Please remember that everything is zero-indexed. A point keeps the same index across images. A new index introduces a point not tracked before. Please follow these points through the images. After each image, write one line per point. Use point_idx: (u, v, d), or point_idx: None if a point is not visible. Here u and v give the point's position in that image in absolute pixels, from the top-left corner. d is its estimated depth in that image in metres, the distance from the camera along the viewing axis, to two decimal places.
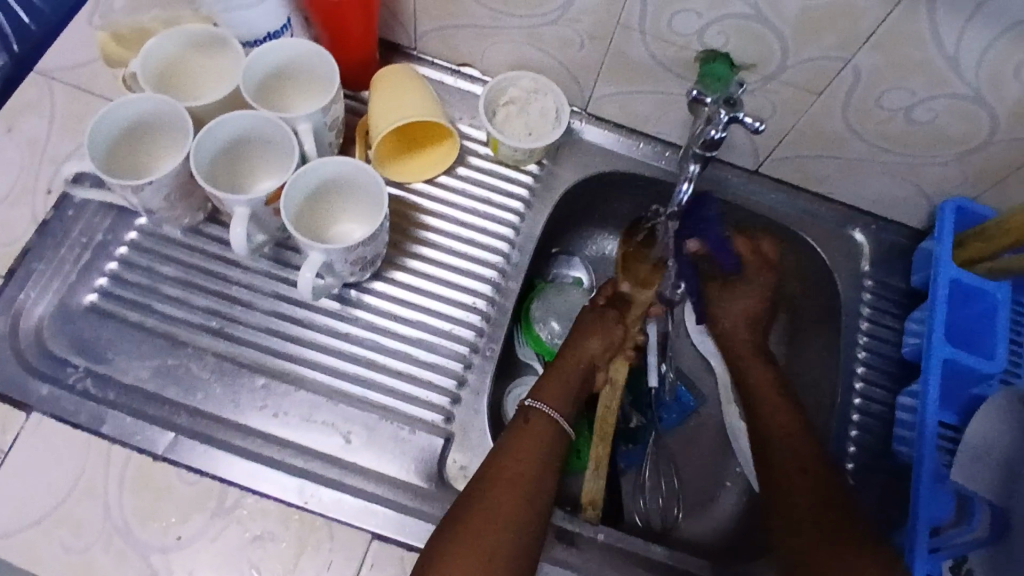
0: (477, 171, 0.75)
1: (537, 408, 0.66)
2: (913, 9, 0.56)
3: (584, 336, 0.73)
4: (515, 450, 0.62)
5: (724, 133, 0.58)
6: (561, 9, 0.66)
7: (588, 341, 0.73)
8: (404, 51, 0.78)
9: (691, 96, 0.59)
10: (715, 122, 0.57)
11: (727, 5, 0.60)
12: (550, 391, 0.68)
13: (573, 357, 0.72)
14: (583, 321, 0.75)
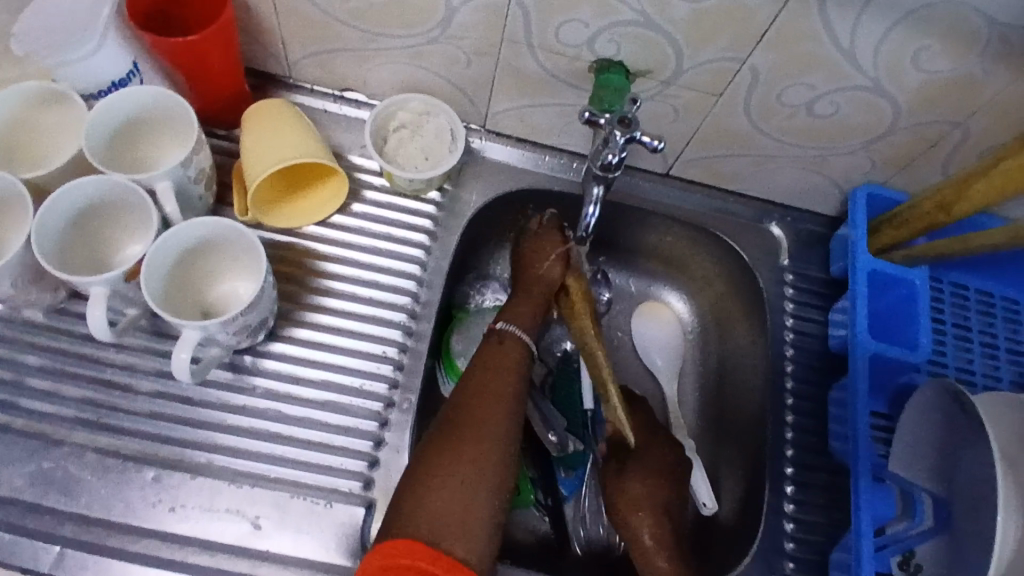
0: (375, 205, 0.69)
1: (511, 331, 0.66)
2: (803, 5, 0.54)
3: (533, 259, 0.72)
4: (495, 363, 0.63)
5: (622, 154, 0.55)
6: (442, 26, 0.61)
7: (542, 263, 0.71)
8: (280, 81, 0.71)
9: (584, 118, 0.54)
10: (612, 146, 0.54)
11: (615, 13, 0.57)
12: (517, 313, 0.68)
13: (531, 278, 0.71)
14: (527, 249, 0.73)
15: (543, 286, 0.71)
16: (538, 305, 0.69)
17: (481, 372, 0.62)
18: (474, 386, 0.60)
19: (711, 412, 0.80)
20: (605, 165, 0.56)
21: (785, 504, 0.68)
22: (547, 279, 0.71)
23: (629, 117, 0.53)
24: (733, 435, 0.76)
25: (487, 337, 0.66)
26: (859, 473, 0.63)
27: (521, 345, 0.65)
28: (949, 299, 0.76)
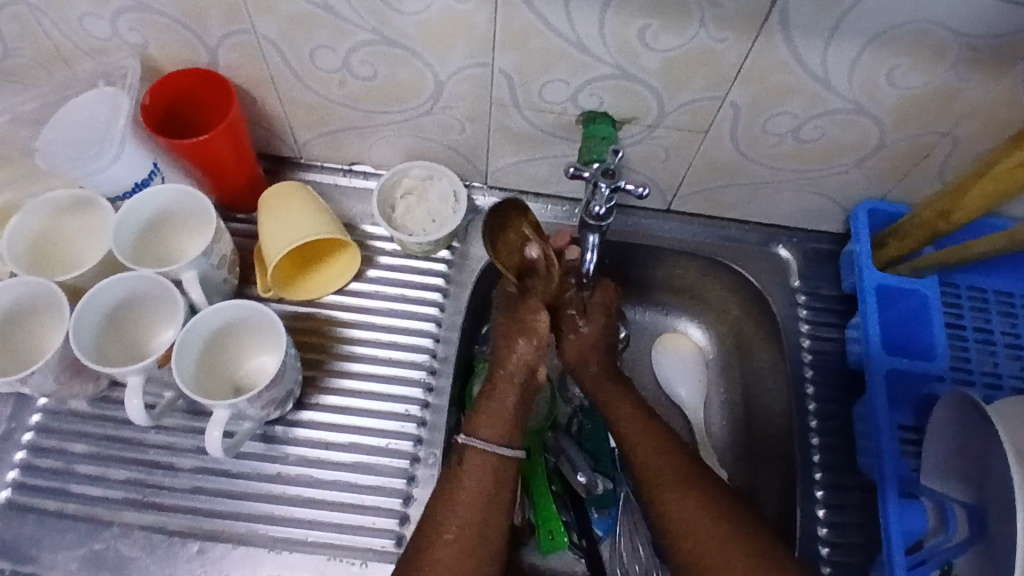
0: (388, 270, 0.73)
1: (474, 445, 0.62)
2: (770, 43, 0.56)
3: (510, 336, 0.68)
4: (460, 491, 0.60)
5: (609, 203, 0.57)
6: (433, 97, 0.65)
7: (515, 343, 0.68)
8: (291, 162, 0.76)
9: (569, 174, 0.56)
10: (599, 197, 0.57)
11: (593, 69, 0.60)
12: (485, 423, 0.64)
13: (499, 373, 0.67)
14: (509, 317, 0.69)
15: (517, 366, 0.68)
16: (507, 412, 0.65)
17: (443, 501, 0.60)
18: (436, 519, 0.59)
19: (738, 436, 0.80)
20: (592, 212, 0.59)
21: (819, 528, 0.68)
22: (519, 364, 0.67)
23: (612, 169, 0.55)
24: (762, 460, 0.76)
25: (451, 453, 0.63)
26: (886, 491, 0.63)
27: (496, 465, 0.62)
28: (968, 303, 0.75)
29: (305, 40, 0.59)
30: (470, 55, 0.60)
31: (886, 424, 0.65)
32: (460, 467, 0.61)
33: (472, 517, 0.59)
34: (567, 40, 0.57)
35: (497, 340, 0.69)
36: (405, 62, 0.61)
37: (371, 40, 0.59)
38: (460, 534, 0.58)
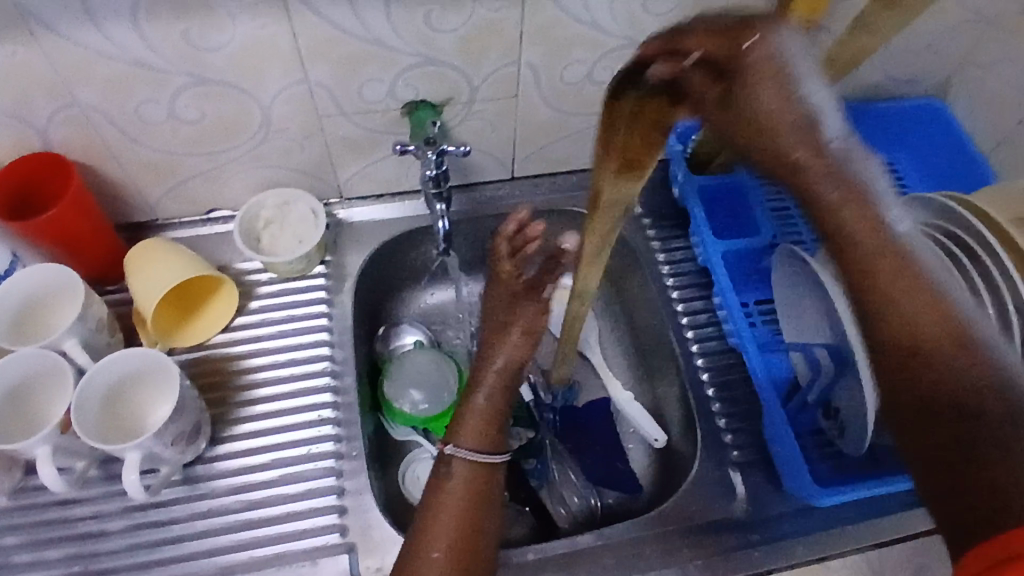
0: (272, 296, 0.77)
1: (460, 457, 0.63)
2: (538, 3, 0.64)
3: (500, 330, 0.68)
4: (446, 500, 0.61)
5: (439, 167, 0.69)
6: (263, 124, 0.69)
7: (506, 339, 0.67)
8: (150, 225, 0.78)
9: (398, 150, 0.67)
10: (428, 162, 0.69)
11: (398, 62, 0.66)
12: (470, 432, 0.64)
13: (481, 384, 0.66)
14: (497, 310, 0.69)
15: (505, 373, 0.67)
16: (491, 422, 0.65)
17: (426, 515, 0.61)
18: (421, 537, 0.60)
19: (637, 357, 0.88)
20: (433, 180, 0.70)
21: (712, 405, 0.75)
22: (507, 364, 0.67)
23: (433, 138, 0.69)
24: (657, 370, 0.84)
25: (437, 466, 0.64)
26: (749, 355, 0.72)
27: (484, 475, 0.63)
28: None
29: (124, 98, 0.63)
30: (285, 77, 0.65)
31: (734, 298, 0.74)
32: (448, 479, 0.62)
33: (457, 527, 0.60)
34: (366, 41, 0.63)
35: (484, 337, 0.69)
36: (225, 96, 0.65)
37: (189, 83, 0.63)
38: (450, 550, 0.59)
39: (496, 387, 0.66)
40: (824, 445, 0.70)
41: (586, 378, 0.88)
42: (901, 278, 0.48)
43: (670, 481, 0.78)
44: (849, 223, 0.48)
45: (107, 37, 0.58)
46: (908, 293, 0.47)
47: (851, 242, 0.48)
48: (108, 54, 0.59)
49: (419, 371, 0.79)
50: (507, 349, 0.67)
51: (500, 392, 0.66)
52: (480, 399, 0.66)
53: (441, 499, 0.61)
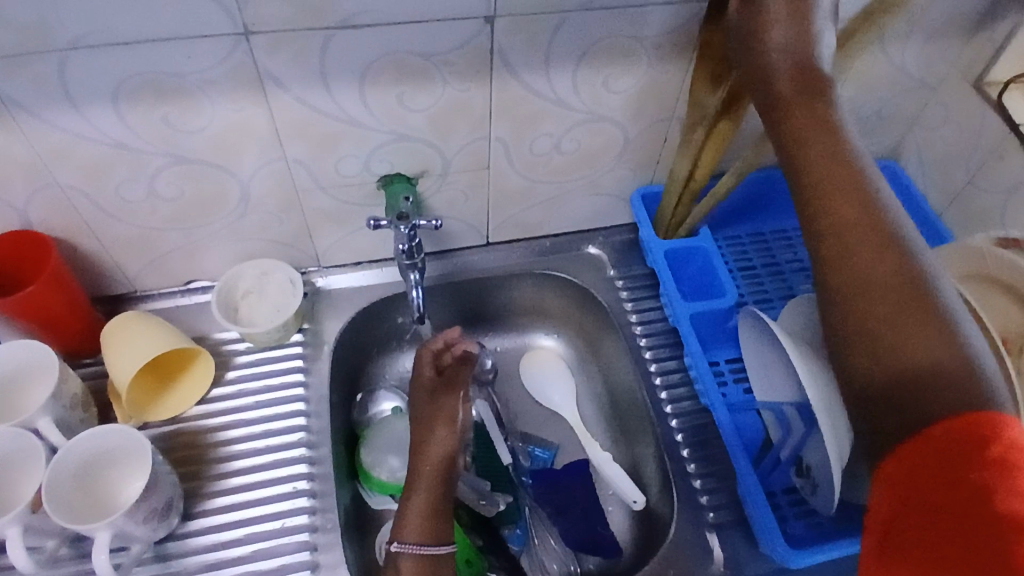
0: (249, 365, 0.77)
1: (407, 552, 0.64)
2: (504, 83, 0.67)
3: (429, 427, 0.74)
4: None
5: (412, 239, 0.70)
6: (241, 199, 0.71)
7: (435, 434, 0.73)
8: (129, 297, 0.79)
9: (370, 226, 0.69)
10: (401, 237, 0.70)
11: (372, 139, 0.69)
12: (413, 526, 0.66)
13: (419, 480, 0.69)
14: (424, 414, 0.75)
15: (439, 463, 0.71)
16: (432, 513, 0.67)
17: None
18: None
19: (614, 416, 0.88)
20: (409, 253, 0.72)
21: (688, 466, 0.75)
22: (440, 455, 0.71)
23: (406, 213, 0.70)
24: (635, 431, 0.85)
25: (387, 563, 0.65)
26: (720, 417, 0.73)
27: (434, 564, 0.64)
28: (754, 246, 0.90)
29: (103, 179, 0.65)
30: (262, 155, 0.67)
31: (703, 359, 0.75)
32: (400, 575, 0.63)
33: None
34: (340, 121, 0.66)
35: (415, 434, 0.74)
36: (204, 174, 0.67)
37: (168, 163, 0.65)
38: None
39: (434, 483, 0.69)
40: (799, 504, 0.71)
41: (564, 439, 0.89)
42: (877, 278, 0.48)
43: (650, 542, 0.78)
44: (852, 216, 0.51)
45: (89, 123, 0.60)
46: (914, 327, 0.46)
47: (840, 233, 0.50)
48: (89, 136, 0.61)
49: (398, 438, 0.79)
50: (436, 441, 0.72)
51: (437, 482, 0.69)
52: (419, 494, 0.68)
53: None
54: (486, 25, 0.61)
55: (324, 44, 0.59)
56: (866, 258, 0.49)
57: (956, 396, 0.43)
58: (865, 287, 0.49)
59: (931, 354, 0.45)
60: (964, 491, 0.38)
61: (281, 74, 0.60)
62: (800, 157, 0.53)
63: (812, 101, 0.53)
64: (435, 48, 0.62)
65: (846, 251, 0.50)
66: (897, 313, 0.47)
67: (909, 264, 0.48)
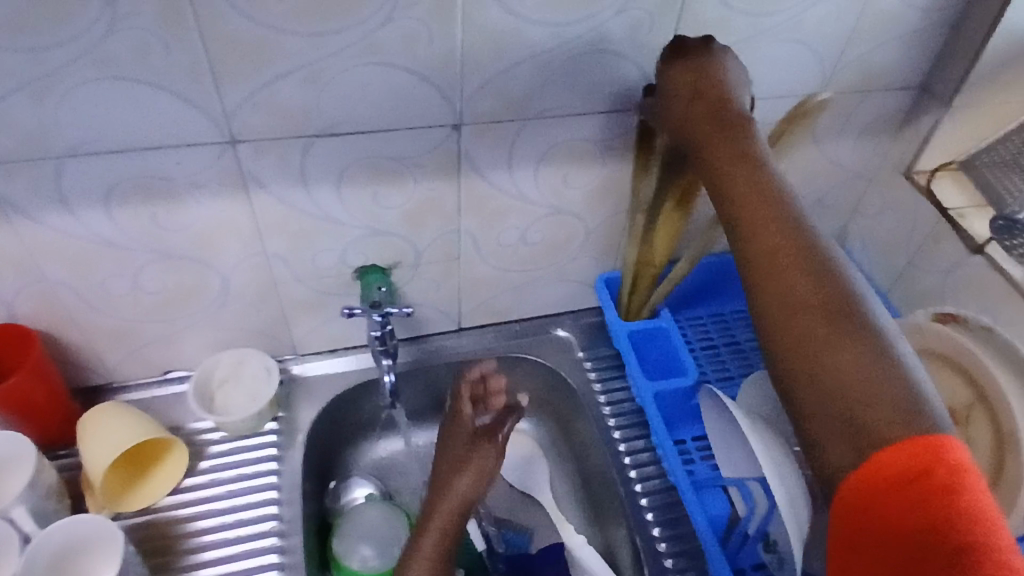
0: (221, 455, 0.79)
1: None
2: (470, 182, 0.73)
3: (456, 472, 0.76)
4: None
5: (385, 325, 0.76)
6: (222, 290, 0.75)
7: (458, 479, 0.76)
8: (108, 387, 0.81)
9: (346, 314, 0.74)
10: (374, 325, 0.75)
11: (347, 233, 0.73)
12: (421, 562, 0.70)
13: (435, 523, 0.73)
14: (451, 456, 0.78)
15: (457, 505, 0.74)
16: (439, 552, 0.71)
17: None
18: None
19: (587, 497, 0.89)
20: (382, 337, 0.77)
21: (659, 545, 0.77)
22: (461, 498, 0.74)
23: (377, 300, 0.76)
24: (608, 511, 0.86)
25: None
26: (686, 494, 0.74)
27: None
28: (714, 326, 0.94)
29: (90, 274, 0.69)
30: (243, 250, 0.71)
31: (667, 438, 0.78)
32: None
33: None
34: (318, 217, 0.71)
35: (439, 473, 0.77)
36: (188, 268, 0.71)
37: (153, 258, 0.69)
38: None
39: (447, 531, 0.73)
40: None
41: (539, 522, 0.89)
42: (802, 299, 0.49)
43: None
44: (789, 239, 0.51)
45: (81, 222, 0.64)
46: (832, 350, 0.46)
47: (771, 253, 0.51)
48: (80, 233, 0.65)
49: (370, 526, 0.81)
50: (461, 486, 0.75)
51: (452, 525, 0.73)
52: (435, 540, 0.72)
53: None
54: (453, 131, 0.67)
55: (305, 149, 0.64)
56: (793, 274, 0.50)
57: (880, 412, 0.43)
58: (793, 304, 0.49)
59: (849, 376, 0.45)
60: (909, 528, 0.39)
61: (263, 175, 0.65)
62: (726, 188, 0.55)
63: (732, 135, 0.57)
64: (406, 151, 0.67)
65: (773, 265, 0.51)
66: (825, 329, 0.47)
67: (830, 277, 0.49)
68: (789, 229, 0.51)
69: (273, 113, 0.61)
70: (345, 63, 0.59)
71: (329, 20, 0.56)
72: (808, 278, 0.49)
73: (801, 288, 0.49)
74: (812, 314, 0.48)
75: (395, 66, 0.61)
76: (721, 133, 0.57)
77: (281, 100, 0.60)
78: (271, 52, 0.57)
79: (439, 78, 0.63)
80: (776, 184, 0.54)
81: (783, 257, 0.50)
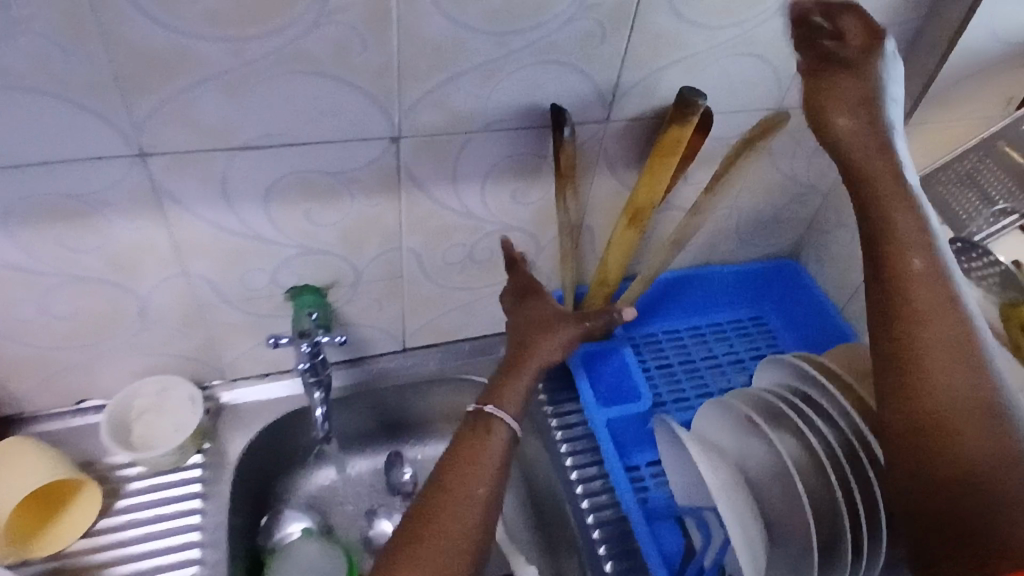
0: (141, 493, 0.74)
1: (498, 417, 0.69)
2: (413, 199, 0.68)
3: (540, 330, 0.74)
4: (452, 485, 0.63)
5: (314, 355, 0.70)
6: (141, 315, 0.68)
7: (541, 338, 0.74)
8: (15, 418, 0.74)
9: (269, 344, 0.68)
10: (302, 355, 0.70)
11: (278, 254, 0.67)
12: (509, 398, 0.71)
13: (498, 395, 0.71)
14: (529, 321, 0.75)
15: (524, 377, 0.72)
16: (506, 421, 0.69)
17: (422, 518, 0.61)
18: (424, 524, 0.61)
19: (537, 526, 0.84)
20: (313, 368, 0.71)
21: None
22: (540, 360, 0.73)
23: (307, 330, 0.69)
24: (561, 542, 0.81)
25: (460, 427, 0.69)
26: (637, 526, 0.71)
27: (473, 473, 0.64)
28: (668, 343, 0.92)
29: None
30: (161, 273, 0.65)
31: (619, 466, 0.74)
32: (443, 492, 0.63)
33: (455, 526, 0.61)
34: (246, 237, 0.65)
35: (514, 327, 0.76)
36: (102, 292, 0.65)
37: (62, 282, 0.63)
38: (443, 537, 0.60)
39: (475, 499, 0.63)
40: None
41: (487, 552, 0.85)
42: (942, 357, 0.47)
43: None
44: (930, 306, 0.49)
45: None
46: (970, 432, 0.45)
47: (905, 293, 0.49)
48: None
49: (305, 565, 0.76)
50: (546, 345, 0.74)
51: (513, 410, 0.70)
52: (467, 504, 0.63)
53: (450, 465, 0.65)
54: (392, 145, 0.62)
55: (226, 165, 0.59)
56: (934, 335, 0.48)
57: (1001, 484, 0.44)
58: (920, 356, 0.48)
59: (984, 453, 0.44)
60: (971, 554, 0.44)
61: (181, 193, 0.60)
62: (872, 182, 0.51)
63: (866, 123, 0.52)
64: (341, 167, 0.62)
65: (920, 324, 0.49)
66: (961, 378, 0.46)
67: (967, 334, 0.48)
68: (937, 296, 0.49)
69: (190, 126, 0.55)
70: (268, 75, 0.54)
71: (248, 26, 0.51)
72: (948, 352, 0.47)
73: (951, 381, 0.46)
74: (963, 389, 0.46)
75: (325, 78, 0.55)
76: (869, 138, 0.52)
77: (198, 113, 0.55)
78: (185, 62, 0.51)
79: (375, 91, 0.58)
80: (947, 277, 0.49)
81: (925, 321, 0.48)
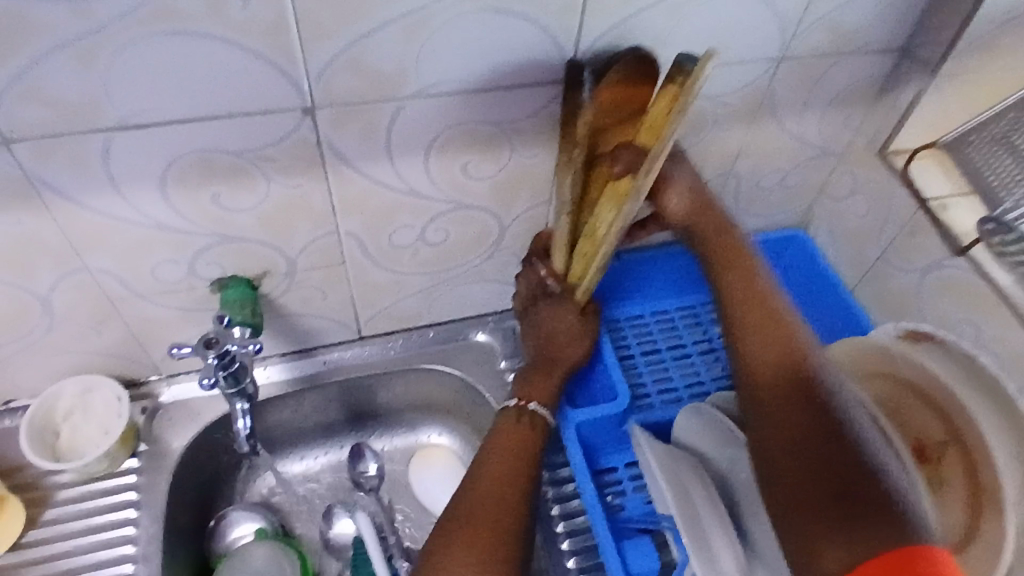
0: (73, 500, 0.69)
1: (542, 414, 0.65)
2: (342, 176, 0.59)
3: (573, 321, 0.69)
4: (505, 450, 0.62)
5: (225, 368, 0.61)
6: (48, 314, 0.61)
7: (577, 340, 0.69)
8: None
9: (172, 353, 0.59)
10: (210, 369, 0.61)
11: (191, 244, 0.59)
12: (541, 391, 0.67)
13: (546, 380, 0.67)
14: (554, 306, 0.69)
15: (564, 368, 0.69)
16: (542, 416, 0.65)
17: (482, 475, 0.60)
18: (476, 496, 0.58)
19: None
20: (227, 379, 0.62)
21: None
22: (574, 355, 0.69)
23: (214, 337, 0.60)
24: None
25: (504, 415, 0.65)
26: (603, 543, 0.63)
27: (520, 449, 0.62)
28: (658, 326, 0.81)
29: None
30: (59, 268, 0.58)
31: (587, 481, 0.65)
32: (490, 455, 0.61)
33: (510, 496, 0.58)
34: (149, 227, 0.57)
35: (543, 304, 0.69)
36: None
37: None
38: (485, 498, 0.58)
39: (523, 494, 0.59)
40: None
41: None
42: (776, 379, 0.52)
43: None
44: (761, 334, 0.56)
45: None
46: (803, 400, 0.49)
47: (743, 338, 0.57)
48: None
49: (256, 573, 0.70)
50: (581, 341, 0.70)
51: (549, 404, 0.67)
52: (517, 499, 0.59)
53: (508, 441, 0.63)
54: (307, 117, 0.53)
55: (107, 148, 0.50)
56: (779, 378, 0.52)
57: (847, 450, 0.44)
58: (784, 376, 0.51)
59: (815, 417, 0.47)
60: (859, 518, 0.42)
61: (59, 182, 0.51)
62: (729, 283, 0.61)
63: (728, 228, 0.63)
64: (248, 144, 0.53)
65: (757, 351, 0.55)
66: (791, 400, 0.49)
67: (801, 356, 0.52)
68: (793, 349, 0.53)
69: (50, 104, 0.47)
70: (135, 39, 0.45)
71: None
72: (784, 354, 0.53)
73: (786, 397, 0.50)
74: (786, 370, 0.52)
75: (208, 39, 0.46)
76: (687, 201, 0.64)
77: (57, 88, 0.46)
78: (27, 29, 0.43)
79: (274, 55, 0.48)
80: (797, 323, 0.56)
81: (761, 351, 0.55)
